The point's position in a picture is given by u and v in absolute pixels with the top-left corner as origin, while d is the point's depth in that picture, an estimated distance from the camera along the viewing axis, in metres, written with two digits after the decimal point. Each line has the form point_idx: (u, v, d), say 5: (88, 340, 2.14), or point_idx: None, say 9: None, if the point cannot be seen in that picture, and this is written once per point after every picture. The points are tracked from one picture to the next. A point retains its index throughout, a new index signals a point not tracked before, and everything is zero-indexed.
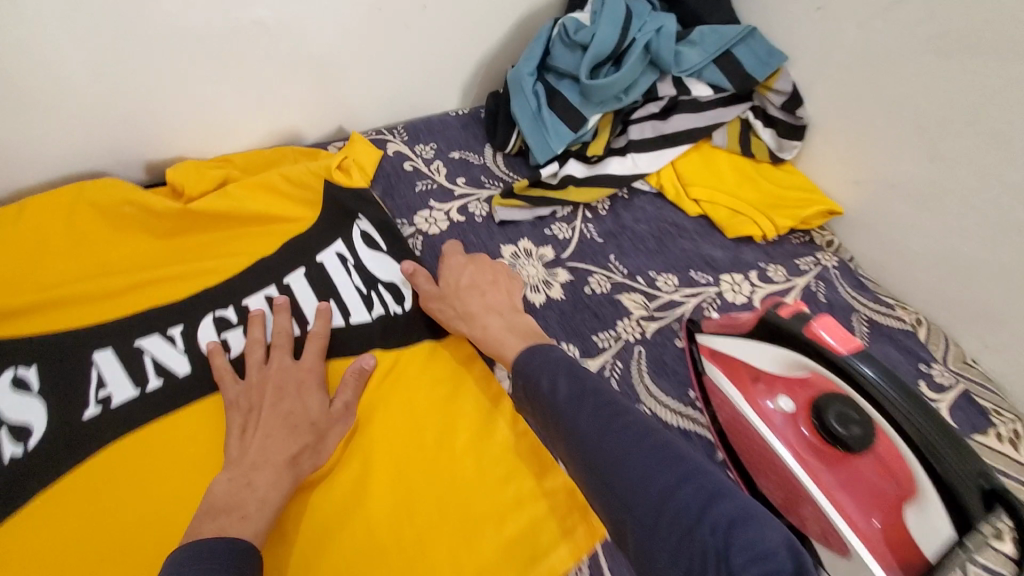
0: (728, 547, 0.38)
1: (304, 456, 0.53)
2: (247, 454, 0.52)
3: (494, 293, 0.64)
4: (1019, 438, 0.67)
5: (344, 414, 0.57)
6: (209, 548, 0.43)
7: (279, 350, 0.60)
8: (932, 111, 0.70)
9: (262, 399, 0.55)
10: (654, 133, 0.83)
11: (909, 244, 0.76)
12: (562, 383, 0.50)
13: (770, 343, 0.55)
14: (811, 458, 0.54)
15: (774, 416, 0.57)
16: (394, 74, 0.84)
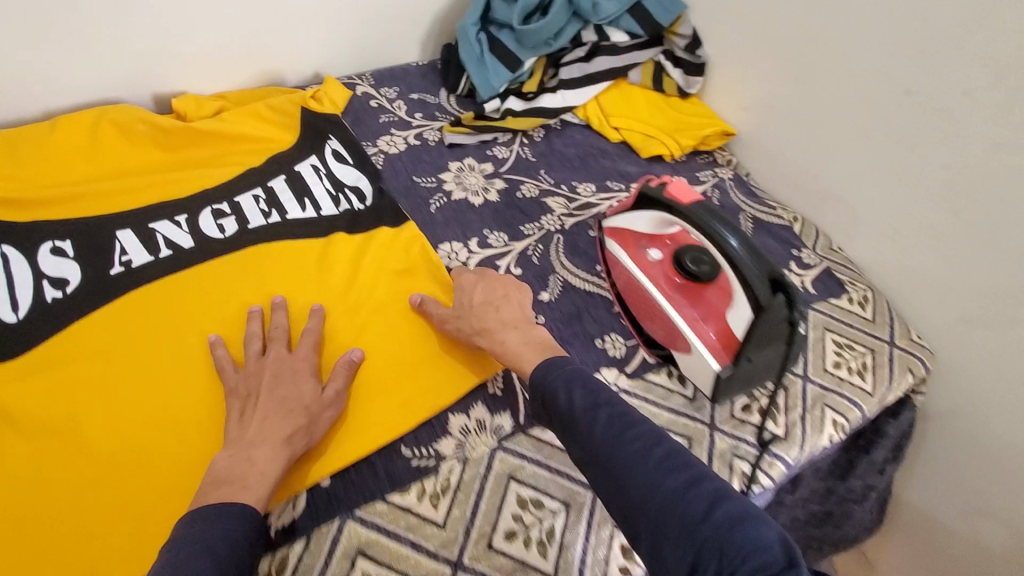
0: (731, 552, 0.40)
1: (298, 437, 0.55)
2: (246, 432, 0.55)
3: (507, 305, 0.66)
4: (868, 301, 0.82)
5: (336, 400, 0.60)
6: (224, 512, 0.48)
7: (275, 343, 0.63)
8: (788, 37, 0.87)
9: (259, 385, 0.58)
10: (581, 74, 0.99)
11: (785, 155, 0.92)
12: (575, 393, 0.52)
13: (641, 208, 0.72)
14: (675, 294, 0.68)
15: (649, 266, 0.71)
16: (359, 28, 1.02)
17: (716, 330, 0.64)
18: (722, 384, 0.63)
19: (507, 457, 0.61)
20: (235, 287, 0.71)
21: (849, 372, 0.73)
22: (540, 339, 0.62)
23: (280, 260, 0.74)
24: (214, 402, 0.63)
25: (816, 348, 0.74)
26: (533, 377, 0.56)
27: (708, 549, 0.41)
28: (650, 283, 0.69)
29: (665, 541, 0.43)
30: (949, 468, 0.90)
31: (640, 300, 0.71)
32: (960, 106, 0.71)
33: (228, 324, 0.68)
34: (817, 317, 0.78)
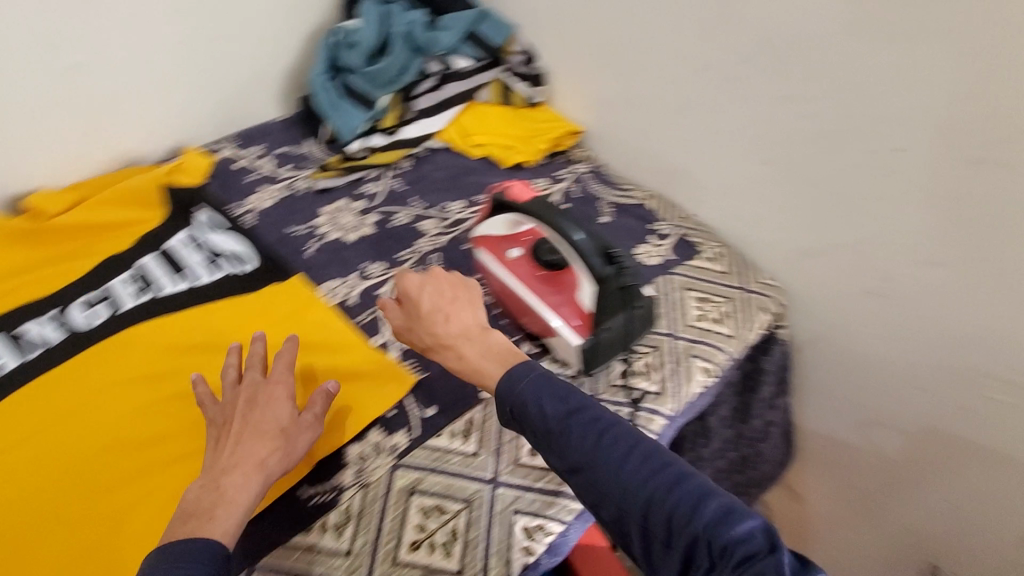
0: (722, 546, 0.44)
1: (272, 461, 0.56)
2: (217, 461, 0.55)
3: (459, 311, 0.63)
4: (721, 256, 0.90)
5: (313, 423, 0.61)
6: (184, 548, 0.47)
7: (252, 369, 0.64)
8: (602, 39, 0.97)
9: (236, 412, 0.59)
10: (435, 102, 1.05)
11: (628, 142, 1.02)
12: (546, 403, 0.52)
13: (495, 214, 0.79)
14: (538, 284, 0.73)
15: (512, 264, 0.75)
16: (212, 96, 1.04)
17: (576, 315, 0.70)
18: (586, 354, 0.69)
19: (405, 473, 0.63)
20: (155, 368, 0.72)
21: (711, 322, 0.81)
22: (500, 344, 0.59)
23: (199, 338, 0.75)
24: (119, 490, 0.62)
25: (677, 306, 0.82)
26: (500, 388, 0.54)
27: (698, 545, 0.45)
28: (515, 279, 0.74)
29: (657, 538, 0.47)
30: (836, 388, 0.94)
31: (511, 297, 0.75)
32: (745, 75, 0.82)
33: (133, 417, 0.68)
34: (678, 279, 0.85)
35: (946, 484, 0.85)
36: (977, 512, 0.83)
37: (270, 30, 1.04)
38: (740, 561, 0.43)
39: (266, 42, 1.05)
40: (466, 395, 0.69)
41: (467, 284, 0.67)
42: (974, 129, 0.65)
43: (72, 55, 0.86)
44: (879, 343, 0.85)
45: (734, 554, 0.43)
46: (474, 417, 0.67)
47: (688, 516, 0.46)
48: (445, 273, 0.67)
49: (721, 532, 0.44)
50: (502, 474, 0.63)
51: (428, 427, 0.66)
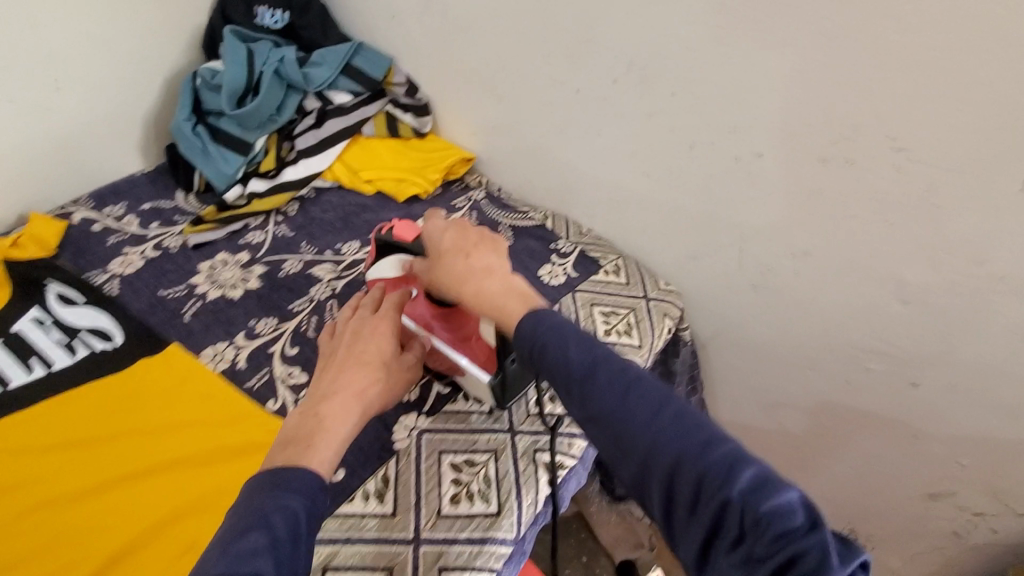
0: (757, 521, 0.38)
1: (369, 395, 0.55)
2: (321, 387, 0.55)
3: (482, 253, 0.58)
4: (620, 267, 0.91)
5: (412, 365, 0.61)
6: (281, 478, 0.46)
7: (363, 306, 0.63)
8: (479, 66, 0.97)
9: (340, 345, 0.60)
10: (316, 139, 1.00)
11: (519, 165, 1.02)
12: (570, 348, 0.47)
13: (383, 255, 0.72)
14: (437, 325, 0.64)
15: (407, 306, 0.65)
16: (55, 155, 0.93)
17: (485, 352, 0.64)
18: (498, 390, 0.65)
19: (316, 549, 0.57)
20: (54, 454, 0.67)
21: (617, 335, 0.83)
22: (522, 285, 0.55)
23: (100, 418, 0.70)
24: None
25: (585, 324, 0.84)
26: (522, 327, 0.50)
27: (731, 515, 0.39)
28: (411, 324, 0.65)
29: (682, 504, 0.41)
30: (744, 380, 0.98)
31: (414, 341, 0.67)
32: (614, 93, 0.85)
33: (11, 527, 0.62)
34: (583, 296, 0.87)
35: (846, 452, 0.91)
36: (878, 473, 0.90)
37: (118, 78, 0.95)
38: (777, 536, 0.37)
39: (113, 92, 0.95)
40: (377, 450, 0.65)
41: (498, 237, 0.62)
42: (817, 132, 0.71)
43: None
44: (771, 332, 0.90)
45: (771, 528, 0.37)
46: (387, 473, 0.63)
47: (721, 479, 0.40)
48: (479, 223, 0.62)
49: (760, 500, 0.38)
50: (424, 531, 0.59)
51: (337, 493, 0.61)
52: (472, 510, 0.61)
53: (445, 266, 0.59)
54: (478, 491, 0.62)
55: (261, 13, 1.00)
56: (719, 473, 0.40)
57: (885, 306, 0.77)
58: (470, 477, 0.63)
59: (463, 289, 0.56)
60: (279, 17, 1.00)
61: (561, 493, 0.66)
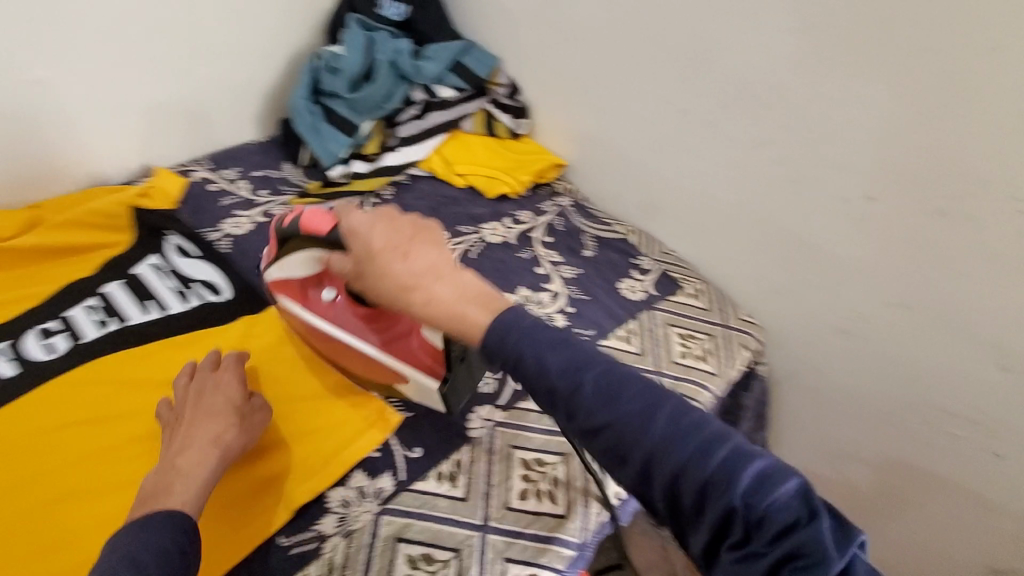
0: (759, 519, 0.38)
1: (227, 438, 0.58)
2: (172, 446, 0.57)
3: (422, 249, 0.51)
4: (701, 292, 0.91)
5: (264, 403, 0.64)
6: (149, 522, 0.49)
7: (202, 366, 0.65)
8: (586, 77, 0.98)
9: (187, 403, 0.61)
10: (418, 130, 1.04)
11: (611, 177, 1.03)
12: (548, 358, 0.45)
13: (287, 252, 0.65)
14: (365, 328, 0.64)
15: (329, 310, 0.66)
16: (185, 115, 1.00)
17: (427, 352, 0.62)
18: (446, 395, 0.64)
19: (392, 519, 0.60)
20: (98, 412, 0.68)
21: (694, 359, 0.82)
22: (473, 286, 0.51)
23: (146, 376, 0.71)
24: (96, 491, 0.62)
25: (662, 344, 0.83)
26: (490, 336, 0.47)
27: (733, 516, 0.39)
28: (338, 329, 0.65)
29: (684, 508, 0.41)
30: (812, 424, 0.96)
31: (339, 347, 0.66)
32: (723, 117, 0.85)
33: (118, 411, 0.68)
34: (662, 316, 0.87)
35: (913, 514, 0.87)
36: (944, 542, 0.85)
37: (250, 51, 1.02)
38: (780, 532, 0.38)
39: (243, 65, 1.03)
40: (454, 434, 0.68)
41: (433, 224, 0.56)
42: (934, 181, 0.69)
43: (32, 68, 0.83)
44: (851, 378, 0.87)
45: (773, 525, 0.38)
46: (463, 456, 0.66)
47: (717, 481, 0.40)
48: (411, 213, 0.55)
49: (760, 499, 0.39)
50: (492, 519, 0.61)
51: (415, 468, 0.64)
52: (540, 508, 0.63)
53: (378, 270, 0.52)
54: (546, 490, 0.64)
55: (384, 4, 1.05)
56: (718, 477, 0.40)
57: (985, 369, 0.73)
58: (540, 476, 0.65)
59: (409, 299, 0.51)
60: (399, 10, 1.06)
61: (624, 507, 0.66)
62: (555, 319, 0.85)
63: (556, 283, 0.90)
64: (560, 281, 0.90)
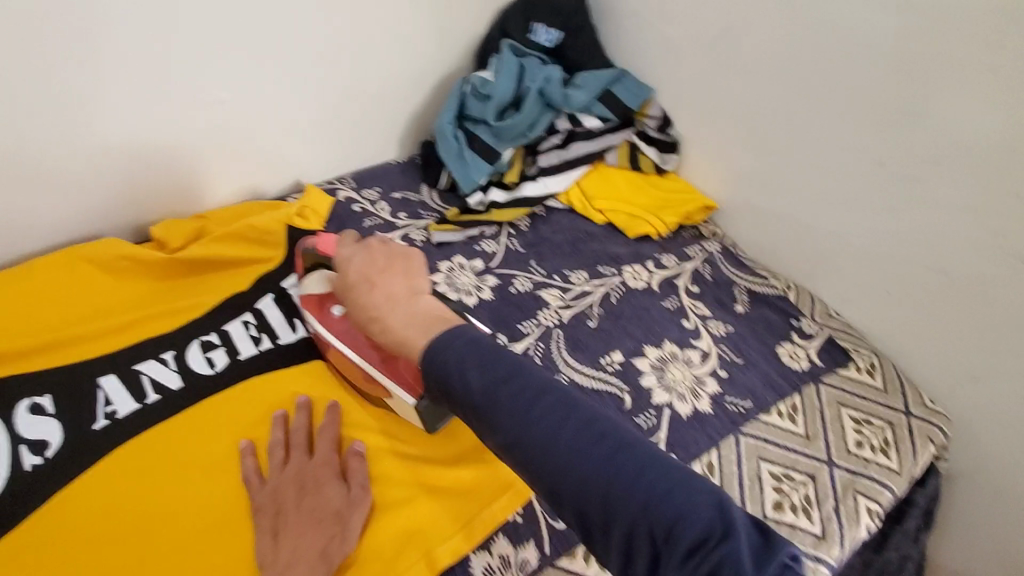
0: (668, 534, 0.36)
1: (333, 547, 0.56)
2: (280, 556, 0.55)
3: (386, 280, 0.56)
4: (876, 367, 0.81)
5: (363, 497, 0.60)
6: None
7: (296, 449, 0.63)
8: (757, 116, 0.89)
9: (286, 500, 0.59)
10: (559, 160, 1.00)
11: (771, 226, 0.93)
12: (470, 371, 0.45)
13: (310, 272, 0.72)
14: (364, 344, 0.67)
15: (337, 324, 0.70)
16: (337, 135, 1.02)
17: (408, 369, 0.63)
18: (424, 413, 0.62)
19: None
20: (225, 447, 0.66)
21: (873, 451, 0.73)
22: (424, 313, 0.53)
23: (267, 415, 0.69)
24: (234, 516, 0.61)
25: (834, 429, 0.74)
26: (425, 351, 0.49)
27: (642, 533, 0.37)
28: (342, 342, 0.69)
29: (596, 527, 0.39)
30: (992, 532, 0.82)
31: (343, 360, 0.70)
32: (934, 174, 0.73)
33: (256, 432, 0.67)
34: (829, 393, 0.78)
35: None
36: None
37: (403, 75, 1.03)
38: (692, 547, 0.36)
39: (396, 85, 1.03)
40: None
41: (411, 255, 0.61)
42: None
43: (215, 89, 0.86)
44: None
45: (681, 540, 0.36)
46: None
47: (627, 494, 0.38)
48: (392, 247, 0.62)
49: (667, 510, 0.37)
50: None
51: (560, 543, 0.62)
52: None
53: (353, 296, 0.58)
54: None
55: (538, 29, 1.01)
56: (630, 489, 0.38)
57: None
58: None
59: (371, 329, 0.55)
60: (553, 36, 1.02)
61: None
62: (706, 383, 0.77)
63: (705, 340, 0.82)
64: (709, 338, 0.82)
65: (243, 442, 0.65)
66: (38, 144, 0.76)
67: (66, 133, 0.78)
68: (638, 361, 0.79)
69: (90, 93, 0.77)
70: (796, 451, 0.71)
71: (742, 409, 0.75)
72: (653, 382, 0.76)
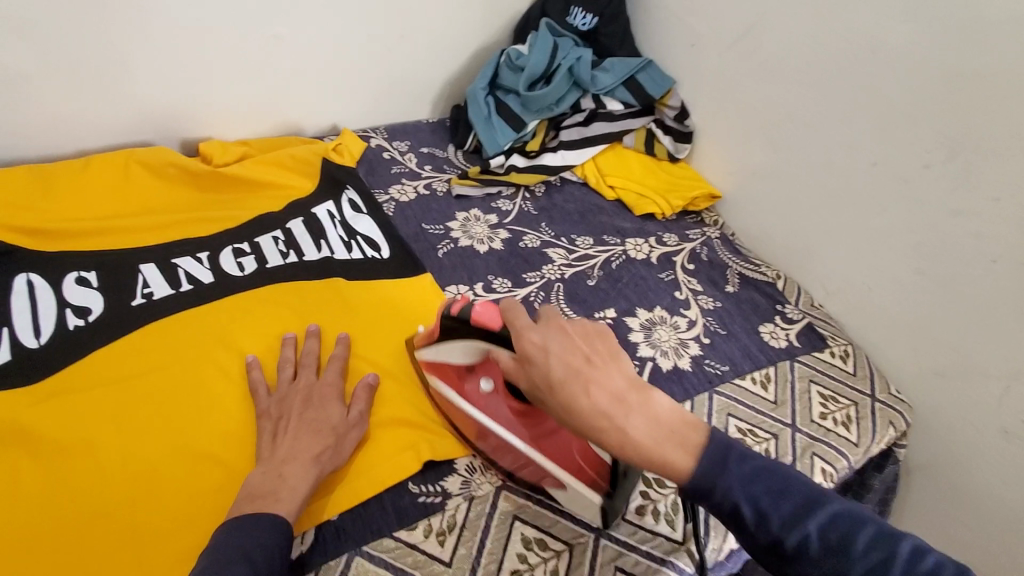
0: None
1: (326, 456, 0.60)
2: (277, 452, 0.59)
3: (604, 376, 0.50)
4: (848, 355, 0.88)
5: (360, 420, 0.65)
6: (254, 522, 0.52)
7: (306, 368, 0.68)
8: (769, 112, 0.96)
9: (289, 408, 0.63)
10: (580, 136, 1.07)
11: (771, 218, 1.00)
12: (762, 499, 0.47)
13: (447, 340, 0.64)
14: (516, 421, 0.63)
15: (484, 400, 0.65)
16: (378, 87, 1.09)
17: (580, 450, 0.62)
18: (607, 512, 0.60)
19: (511, 496, 0.64)
20: (232, 353, 0.70)
21: (834, 423, 0.79)
22: (664, 414, 0.51)
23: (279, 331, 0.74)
24: (232, 412, 0.65)
25: (802, 400, 0.80)
26: (693, 477, 0.48)
27: None
28: (492, 422, 0.63)
29: None
30: (939, 520, 0.89)
31: (481, 436, 0.65)
32: (924, 176, 0.79)
33: (265, 346, 0.72)
34: (801, 369, 0.84)
35: None
36: None
37: (446, 39, 1.10)
38: None
39: (437, 48, 1.10)
40: None
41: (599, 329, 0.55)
42: None
43: (274, 25, 0.93)
44: (1003, 487, 0.79)
45: None
46: None
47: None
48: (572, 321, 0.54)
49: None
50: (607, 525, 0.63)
51: None
52: (657, 529, 0.64)
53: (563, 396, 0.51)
54: (665, 514, 0.65)
55: (575, 13, 1.08)
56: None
57: None
58: (658, 496, 0.66)
59: (602, 434, 0.50)
60: (588, 20, 1.09)
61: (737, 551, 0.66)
62: (689, 346, 0.83)
63: (694, 310, 0.88)
64: (697, 310, 0.89)
65: (249, 356, 0.69)
66: (107, 50, 0.83)
67: (133, 44, 0.84)
68: (629, 319, 0.85)
69: (160, 11, 0.84)
70: (763, 412, 0.77)
71: (719, 372, 0.81)
72: (641, 338, 0.83)
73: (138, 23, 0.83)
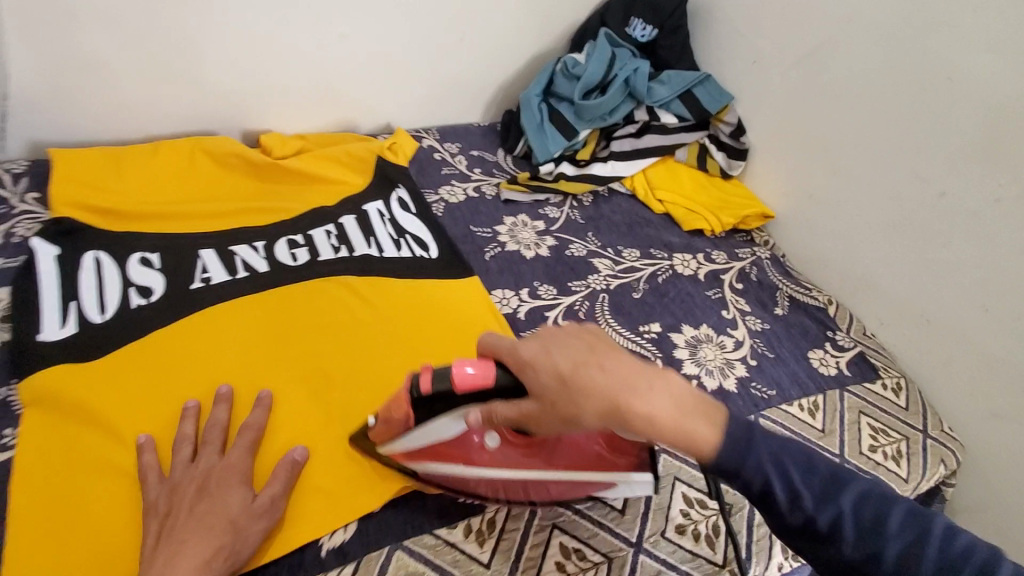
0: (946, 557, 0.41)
1: (217, 561, 0.51)
2: (152, 567, 0.49)
3: (613, 360, 0.47)
4: (901, 388, 0.85)
5: (267, 509, 0.56)
6: None
7: (207, 448, 0.59)
8: (829, 134, 0.93)
9: (181, 502, 0.54)
10: (631, 148, 1.06)
11: (825, 241, 0.97)
12: (782, 471, 0.44)
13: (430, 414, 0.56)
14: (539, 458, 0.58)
15: (494, 457, 0.58)
16: (434, 89, 1.11)
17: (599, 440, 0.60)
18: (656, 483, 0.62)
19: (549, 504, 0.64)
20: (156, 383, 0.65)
21: (884, 457, 0.76)
22: (685, 392, 0.47)
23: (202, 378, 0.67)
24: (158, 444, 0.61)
25: (850, 432, 0.78)
26: (718, 449, 0.44)
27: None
28: (514, 472, 0.58)
29: None
30: None
31: (508, 485, 0.60)
32: (994, 208, 0.76)
33: (163, 418, 0.63)
34: (851, 399, 0.82)
35: None
36: None
37: (504, 45, 1.11)
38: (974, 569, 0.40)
39: (495, 52, 1.11)
40: None
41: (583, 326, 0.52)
42: None
43: (340, 24, 0.95)
44: None
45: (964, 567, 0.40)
46: None
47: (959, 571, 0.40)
48: (558, 327, 0.51)
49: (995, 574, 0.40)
50: (646, 541, 0.63)
51: None
52: (697, 550, 0.63)
53: (583, 394, 0.45)
54: (705, 535, 0.65)
55: (635, 24, 1.08)
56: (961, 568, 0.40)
57: None
58: (698, 517, 0.66)
59: (629, 419, 0.45)
60: (647, 32, 1.09)
61: None
62: (735, 367, 0.82)
63: (741, 331, 0.87)
64: (745, 331, 0.87)
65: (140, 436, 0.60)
66: (183, 42, 0.86)
67: (207, 38, 0.87)
68: (673, 335, 0.84)
69: (234, 8, 0.87)
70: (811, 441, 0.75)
71: (765, 396, 0.79)
72: (685, 355, 0.82)
73: (212, 16, 0.86)
